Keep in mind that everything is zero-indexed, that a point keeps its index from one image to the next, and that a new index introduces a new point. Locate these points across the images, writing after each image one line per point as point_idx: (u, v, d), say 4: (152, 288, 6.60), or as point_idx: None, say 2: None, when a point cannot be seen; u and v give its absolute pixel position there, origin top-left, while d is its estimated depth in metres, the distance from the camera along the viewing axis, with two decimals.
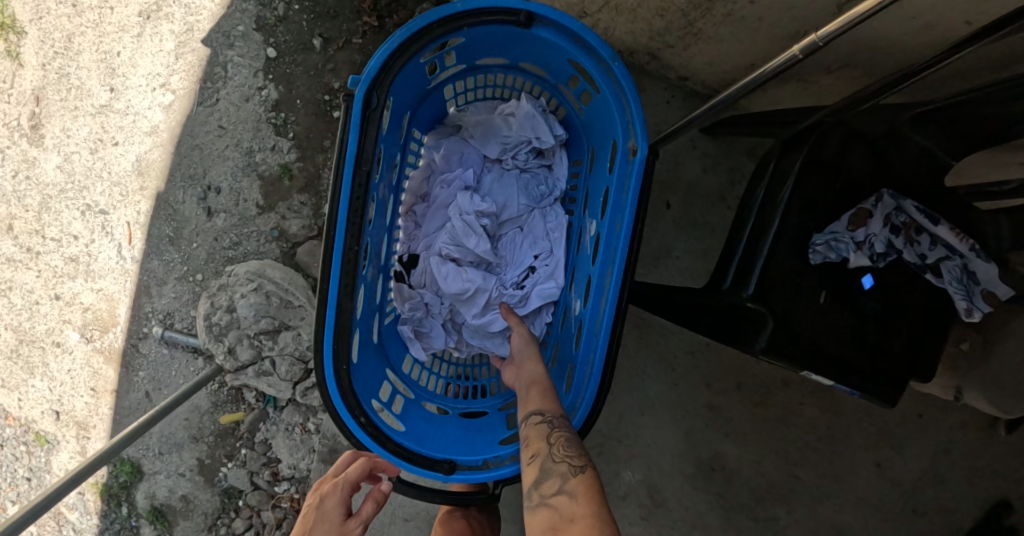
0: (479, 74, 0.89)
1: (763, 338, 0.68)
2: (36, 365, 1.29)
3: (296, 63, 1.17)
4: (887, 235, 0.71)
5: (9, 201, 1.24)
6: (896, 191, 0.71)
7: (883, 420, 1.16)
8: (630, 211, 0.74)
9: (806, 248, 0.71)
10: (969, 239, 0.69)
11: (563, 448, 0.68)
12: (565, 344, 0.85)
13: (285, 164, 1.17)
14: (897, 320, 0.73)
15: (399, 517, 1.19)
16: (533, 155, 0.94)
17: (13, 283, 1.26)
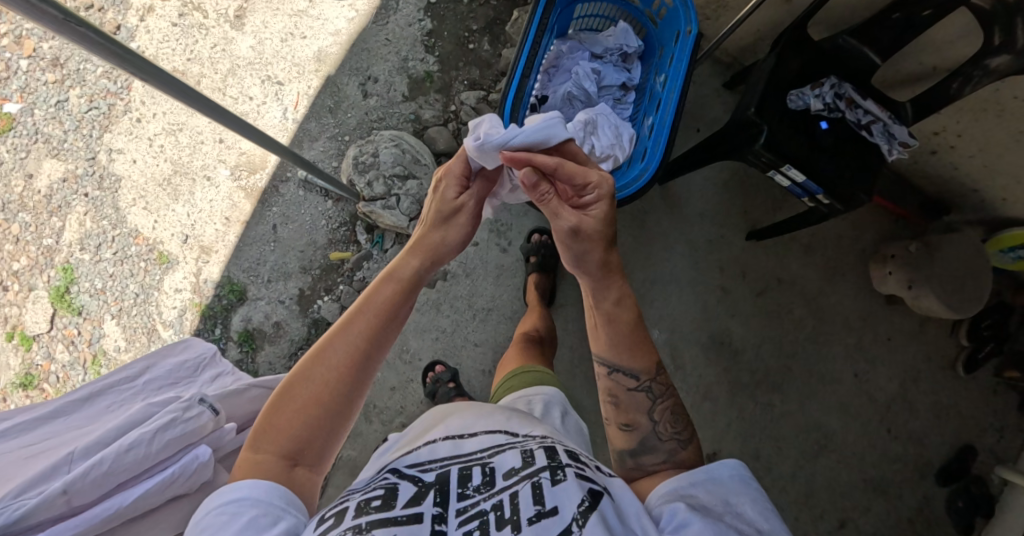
0: (597, 1, 1.45)
1: (759, 140, 1.31)
2: (182, 193, 1.58)
3: (449, 9, 1.63)
4: (835, 99, 1.29)
5: (203, 64, 1.60)
6: (840, 78, 1.30)
7: (856, 330, 1.60)
8: (688, 64, 1.31)
9: (786, 97, 1.31)
10: (886, 110, 1.29)
11: (668, 427, 0.93)
12: (639, 147, 1.40)
13: (429, 71, 1.61)
14: (835, 157, 1.31)
15: (471, 341, 1.55)
16: (621, 58, 1.46)
17: (185, 126, 1.58)
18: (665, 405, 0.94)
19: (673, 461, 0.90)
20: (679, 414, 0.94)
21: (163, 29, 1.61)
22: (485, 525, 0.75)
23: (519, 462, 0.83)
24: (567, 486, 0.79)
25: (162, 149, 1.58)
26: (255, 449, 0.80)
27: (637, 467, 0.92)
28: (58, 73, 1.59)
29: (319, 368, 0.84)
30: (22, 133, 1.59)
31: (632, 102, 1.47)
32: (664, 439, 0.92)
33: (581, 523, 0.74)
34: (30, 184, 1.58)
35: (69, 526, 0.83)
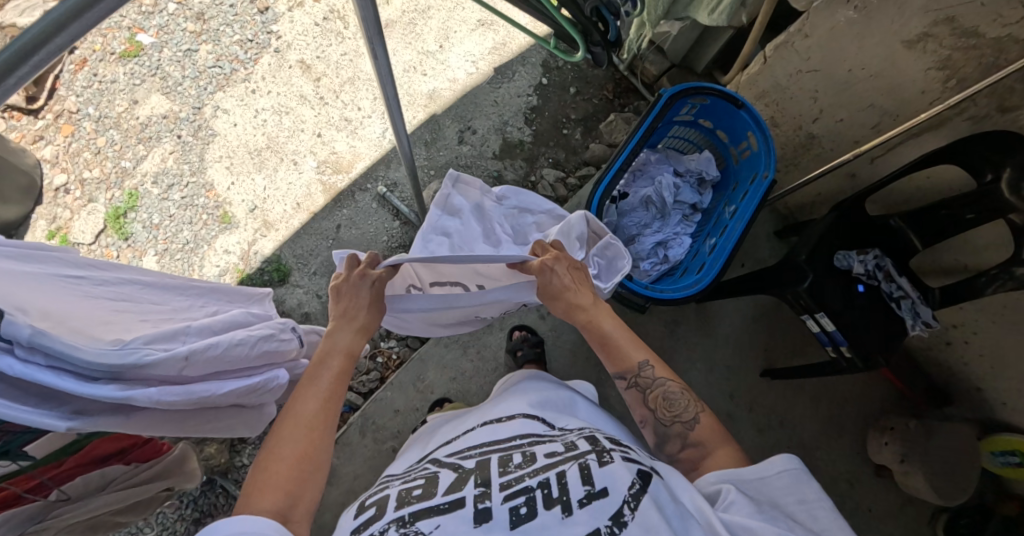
0: (692, 127, 1.63)
1: (805, 284, 1.47)
2: (267, 167, 1.65)
3: (555, 95, 1.79)
4: (876, 269, 1.48)
5: (328, 65, 1.72)
6: (883, 252, 1.49)
7: (838, 490, 1.68)
8: (758, 203, 1.43)
9: (835, 255, 1.48)
10: (917, 290, 1.47)
11: (667, 412, 1.00)
12: (699, 259, 1.53)
13: (522, 140, 1.76)
14: (864, 323, 1.47)
15: (486, 390, 1.60)
16: (698, 181, 1.64)
17: (292, 111, 1.69)
18: (656, 393, 1.02)
19: (691, 444, 0.97)
20: (677, 395, 1.01)
21: (305, 25, 1.75)
22: (532, 501, 0.82)
23: (558, 448, 0.91)
24: (615, 469, 0.84)
25: (263, 123, 1.68)
26: (253, 510, 0.81)
27: (670, 458, 1.00)
28: (198, 26, 1.74)
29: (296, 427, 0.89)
30: (143, 63, 1.70)
31: (696, 222, 1.63)
32: (667, 424, 1.00)
33: (632, 506, 0.80)
34: (132, 109, 1.67)
35: (174, 392, 0.81)
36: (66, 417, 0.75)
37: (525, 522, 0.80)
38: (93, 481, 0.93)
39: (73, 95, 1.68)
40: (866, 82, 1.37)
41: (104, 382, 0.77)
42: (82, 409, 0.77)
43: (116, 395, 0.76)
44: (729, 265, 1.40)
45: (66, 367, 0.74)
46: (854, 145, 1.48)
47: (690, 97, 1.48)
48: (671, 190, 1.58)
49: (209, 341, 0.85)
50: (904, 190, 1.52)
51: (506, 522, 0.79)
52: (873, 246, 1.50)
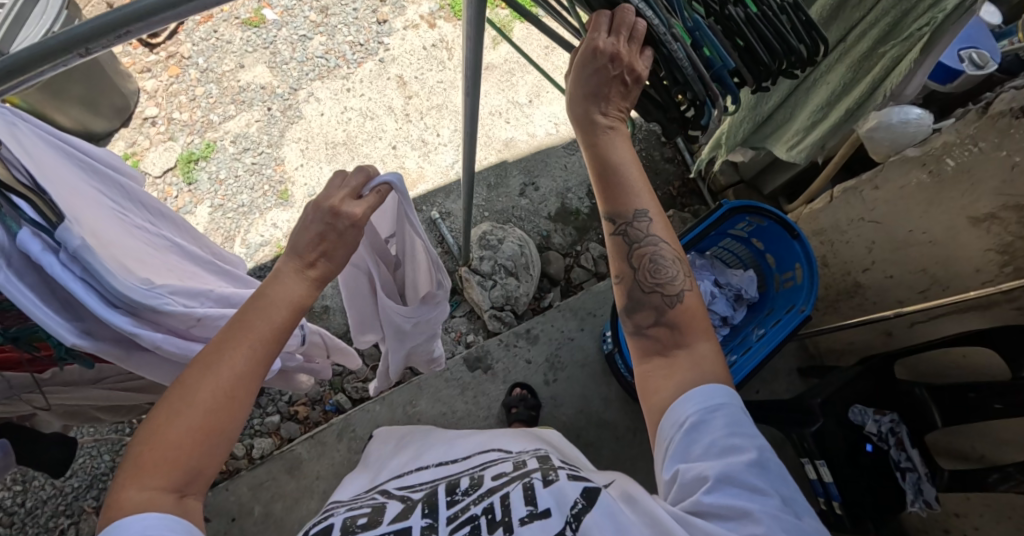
0: (744, 243, 1.66)
1: (812, 427, 1.45)
2: (337, 160, 1.72)
3: None
4: (888, 432, 1.46)
5: (423, 87, 1.82)
6: (899, 419, 1.48)
7: None
8: (784, 336, 1.44)
9: (850, 408, 1.46)
10: (926, 467, 1.44)
11: (649, 277, 0.86)
12: None
13: (579, 208, 1.81)
14: (862, 484, 1.43)
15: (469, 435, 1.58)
16: (735, 296, 1.65)
17: (377, 118, 1.77)
18: (646, 250, 0.85)
19: (664, 323, 0.83)
20: (667, 261, 0.85)
21: (414, 46, 1.86)
22: (476, 529, 0.77)
23: (507, 471, 0.86)
24: (560, 488, 0.80)
25: (348, 121, 1.76)
26: (141, 487, 0.66)
27: (635, 332, 0.85)
28: (319, 18, 1.86)
29: (210, 385, 0.70)
30: (260, 34, 1.82)
31: (722, 335, 1.64)
32: (647, 290, 0.85)
33: (574, 526, 0.74)
34: (236, 72, 1.77)
35: (175, 345, 0.82)
36: (78, 333, 0.74)
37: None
38: (89, 372, 0.93)
39: (190, 43, 1.79)
40: (923, 247, 1.39)
41: (118, 311, 0.76)
42: (90, 331, 0.77)
43: (127, 328, 0.76)
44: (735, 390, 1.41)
45: (95, 285, 0.74)
46: (897, 304, 1.49)
47: (748, 215, 1.51)
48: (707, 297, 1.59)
49: (225, 311, 0.87)
50: (937, 364, 1.51)
51: None
52: (890, 410, 1.48)
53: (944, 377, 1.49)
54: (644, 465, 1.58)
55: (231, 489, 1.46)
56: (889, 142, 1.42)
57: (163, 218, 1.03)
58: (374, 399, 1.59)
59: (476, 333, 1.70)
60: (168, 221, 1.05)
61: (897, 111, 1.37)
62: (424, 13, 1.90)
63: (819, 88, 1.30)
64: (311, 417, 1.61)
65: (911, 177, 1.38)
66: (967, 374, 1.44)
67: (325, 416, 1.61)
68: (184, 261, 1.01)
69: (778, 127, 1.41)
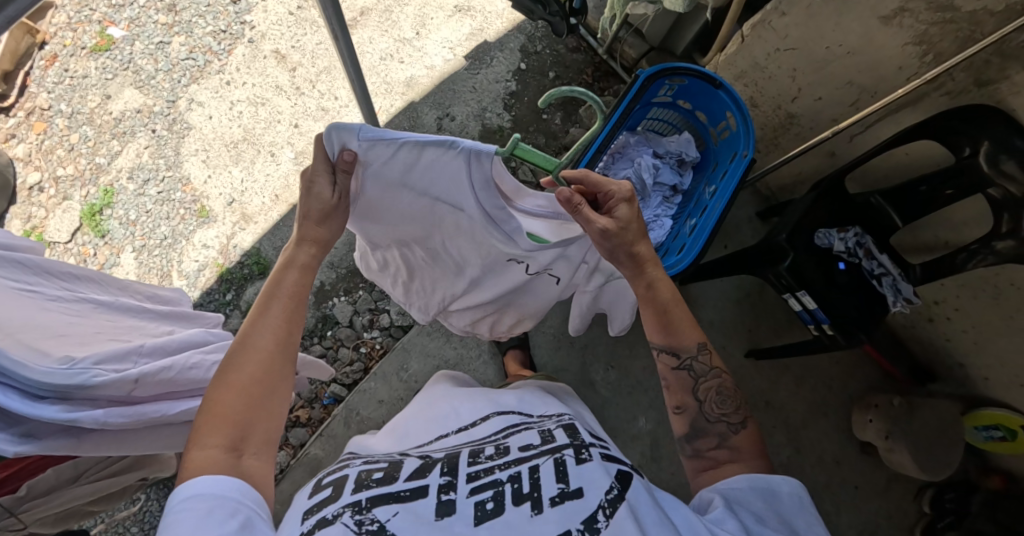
0: (671, 108, 1.60)
1: (783, 263, 1.47)
2: (244, 159, 1.63)
3: (533, 79, 1.76)
4: (856, 245, 1.46)
5: (304, 55, 1.70)
6: (863, 230, 1.48)
7: (826, 469, 1.69)
8: (734, 187, 1.42)
9: (814, 234, 1.48)
10: (897, 268, 1.47)
11: (715, 407, 0.94)
12: (676, 243, 1.51)
13: (501, 125, 1.72)
14: (846, 303, 1.47)
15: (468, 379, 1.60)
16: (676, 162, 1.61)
17: (268, 102, 1.66)
18: (710, 383, 0.96)
19: (726, 446, 0.91)
20: (729, 392, 0.95)
21: (279, 15, 1.72)
22: (501, 497, 0.77)
23: (535, 443, 0.87)
24: (593, 467, 0.80)
25: (239, 116, 1.66)
26: (201, 447, 0.75)
27: (697, 454, 0.93)
28: (169, 18, 1.71)
29: (241, 358, 0.81)
30: (115, 57, 1.68)
31: (677, 204, 1.60)
32: (712, 420, 0.94)
33: (609, 513, 0.74)
34: (105, 104, 1.65)
35: (122, 414, 0.85)
36: (15, 441, 0.78)
37: (490, 518, 0.75)
38: (65, 473, 0.93)
39: (45, 91, 1.66)
40: (843, 60, 1.36)
41: (49, 402, 0.80)
42: (31, 432, 0.80)
43: (61, 417, 0.80)
44: (699, 257, 1.40)
45: (12, 384, 0.78)
46: (832, 123, 1.48)
47: (668, 77, 1.46)
48: (652, 172, 1.55)
49: (162, 364, 0.89)
50: (884, 168, 1.51)
51: (469, 518, 0.75)
52: (852, 224, 1.48)
53: (890, 177, 1.51)
54: (642, 351, 1.66)
55: (264, 511, 1.49)
56: None
57: (82, 276, 0.99)
58: (366, 378, 1.59)
59: None
60: (83, 279, 0.99)
61: None
62: None
63: None
64: (314, 416, 1.60)
65: None
66: (913, 169, 1.44)
67: (327, 410, 1.60)
68: (114, 316, 0.98)
69: None
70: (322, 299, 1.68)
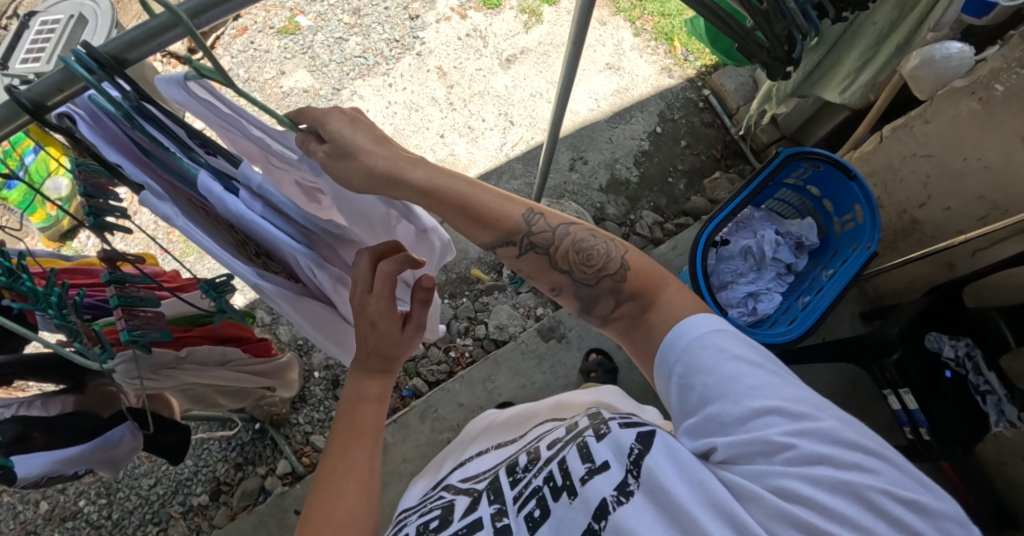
0: (797, 193, 1.68)
1: (891, 357, 1.50)
2: None
3: (666, 144, 1.87)
4: (964, 355, 1.47)
5: (463, 76, 1.85)
6: (974, 344, 1.48)
7: None
8: (853, 274, 1.47)
9: (925, 335, 1.50)
10: (1005, 389, 1.44)
11: (586, 268, 0.81)
12: (785, 316, 1.55)
13: (628, 178, 1.82)
14: (943, 412, 1.49)
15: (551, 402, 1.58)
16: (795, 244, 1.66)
17: (422, 110, 1.80)
18: (565, 246, 0.81)
19: (626, 299, 0.79)
20: (592, 243, 0.80)
21: (449, 38, 1.89)
22: (542, 503, 0.76)
23: (561, 436, 0.85)
24: (613, 438, 0.75)
25: (394, 116, 1.79)
26: None
27: (606, 321, 0.82)
28: (353, 19, 1.89)
29: (329, 496, 0.80)
30: (297, 41, 1.85)
31: (788, 283, 1.64)
32: (593, 284, 0.81)
33: (637, 474, 0.69)
34: (278, 79, 1.80)
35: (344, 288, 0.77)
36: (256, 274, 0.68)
37: (542, 524, 0.74)
38: (216, 352, 0.94)
39: (229, 55, 1.82)
40: (979, 175, 1.43)
41: (297, 243, 0.68)
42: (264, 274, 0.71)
43: (308, 259, 0.68)
44: (811, 331, 1.42)
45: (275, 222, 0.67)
46: (957, 235, 1.53)
47: (803, 163, 1.56)
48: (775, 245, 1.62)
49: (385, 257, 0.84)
50: (1002, 288, 1.54)
51: (523, 531, 0.76)
52: (964, 335, 1.50)
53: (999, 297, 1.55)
54: None
55: None
56: (932, 76, 1.41)
57: None
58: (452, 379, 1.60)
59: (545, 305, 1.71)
60: None
61: (938, 47, 1.36)
62: (454, 5, 1.93)
63: (863, 33, 1.29)
64: (389, 403, 1.62)
65: (962, 107, 1.40)
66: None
67: (403, 401, 1.62)
68: None
69: (828, 71, 1.41)
70: None
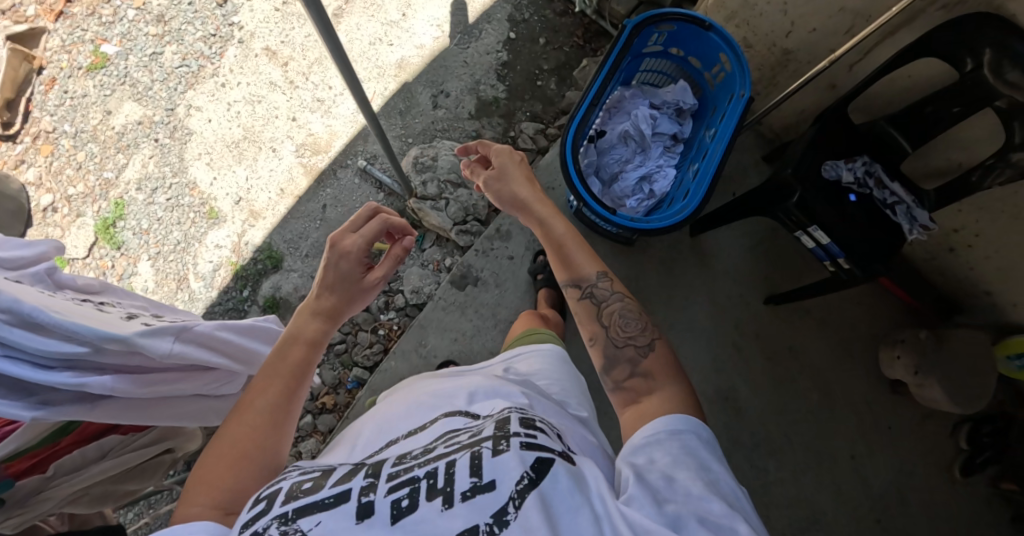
0: (661, 60, 1.57)
1: (793, 198, 1.42)
2: (246, 158, 1.66)
3: (524, 47, 1.79)
4: (863, 174, 1.42)
5: (293, 48, 1.72)
6: (870, 161, 1.43)
7: (852, 407, 1.67)
8: (734, 125, 1.38)
9: (823, 165, 1.43)
10: (912, 193, 1.40)
11: (620, 331, 1.00)
12: (680, 191, 1.47)
13: (496, 96, 1.75)
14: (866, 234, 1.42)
15: (487, 349, 1.54)
16: (675, 112, 1.56)
17: (264, 99, 1.69)
18: (612, 307, 1.02)
19: (639, 374, 0.95)
20: (631, 314, 1.01)
21: (265, 12, 1.74)
22: (414, 493, 0.74)
23: (460, 439, 0.82)
24: (507, 459, 0.75)
25: (238, 116, 1.68)
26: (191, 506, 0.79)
27: (616, 385, 0.96)
28: (159, 29, 1.74)
29: (238, 423, 0.87)
30: (111, 73, 1.72)
31: (679, 153, 1.54)
32: (620, 345, 0.99)
33: (517, 504, 0.71)
34: (107, 120, 1.69)
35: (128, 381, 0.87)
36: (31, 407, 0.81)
37: (407, 515, 0.72)
38: (89, 452, 0.94)
39: (49, 113, 1.71)
40: None
41: (59, 370, 0.83)
42: (46, 399, 0.83)
43: (71, 381, 0.82)
44: (706, 199, 1.33)
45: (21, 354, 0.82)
46: (830, 52, 1.44)
47: (655, 27, 1.44)
48: (652, 121, 1.52)
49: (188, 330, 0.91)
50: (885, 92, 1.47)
51: (387, 517, 0.72)
52: (859, 156, 1.43)
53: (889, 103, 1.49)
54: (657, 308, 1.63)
55: None
56: None
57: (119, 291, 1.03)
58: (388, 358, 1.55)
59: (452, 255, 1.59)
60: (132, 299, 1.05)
61: None
62: None
63: None
64: (339, 401, 1.61)
65: None
66: (920, 87, 1.39)
67: (351, 394, 1.61)
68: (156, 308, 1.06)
69: None
70: None
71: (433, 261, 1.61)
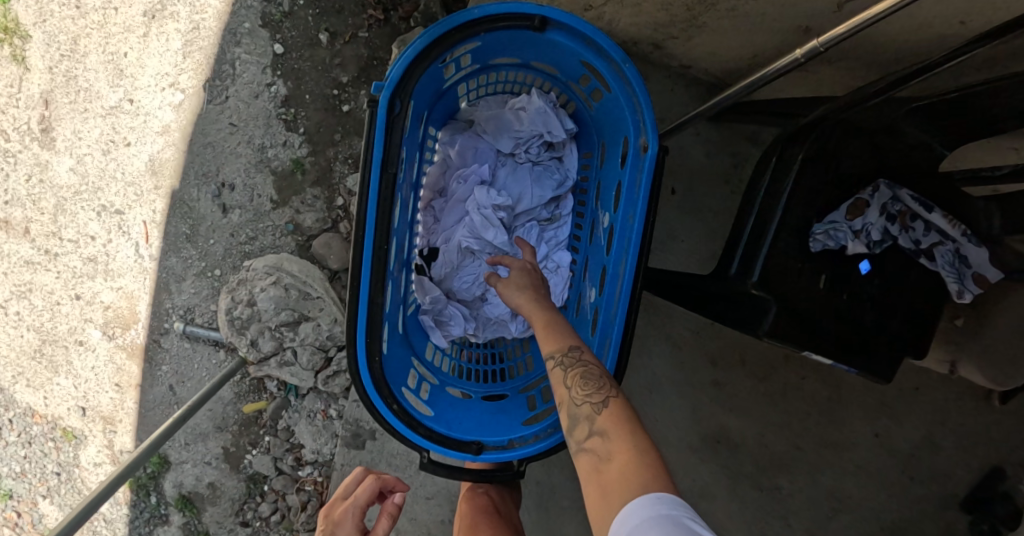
0: (492, 72, 0.97)
1: (765, 324, 0.78)
2: (59, 364, 1.30)
3: (304, 58, 1.20)
4: (884, 222, 0.81)
5: (24, 206, 1.26)
6: (892, 181, 0.81)
7: (909, 399, 1.20)
8: (644, 208, 0.83)
9: (808, 236, 0.81)
10: (961, 227, 0.80)
11: (578, 388, 0.70)
12: (581, 331, 0.95)
13: (297, 158, 1.21)
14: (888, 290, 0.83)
15: (420, 495, 1.22)
16: (544, 148, 1.03)
17: (33, 285, 1.28)
18: (578, 367, 0.72)
19: (597, 431, 0.66)
20: (595, 371, 0.71)
21: None
22: None
23: None
24: None
25: (19, 317, 1.30)
26: None
27: (577, 448, 0.67)
28: None
29: None
30: None
31: (566, 213, 1.05)
32: (578, 405, 0.69)
33: None
34: None
35: None
36: None
37: None
38: None
39: None
40: None
41: None
42: None
43: None
44: (623, 371, 0.81)
45: None
46: None
47: (446, 54, 0.82)
48: (503, 200, 0.99)
49: None
50: (911, 10, 0.75)
51: None
52: (872, 179, 0.82)
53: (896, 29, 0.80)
54: None
55: None
56: None
57: None
58: None
59: (334, 401, 1.28)
60: None
61: None
62: None
63: None
64: None
65: None
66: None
67: None
68: None
69: None
70: (236, 460, 1.34)
71: (318, 409, 1.31)
